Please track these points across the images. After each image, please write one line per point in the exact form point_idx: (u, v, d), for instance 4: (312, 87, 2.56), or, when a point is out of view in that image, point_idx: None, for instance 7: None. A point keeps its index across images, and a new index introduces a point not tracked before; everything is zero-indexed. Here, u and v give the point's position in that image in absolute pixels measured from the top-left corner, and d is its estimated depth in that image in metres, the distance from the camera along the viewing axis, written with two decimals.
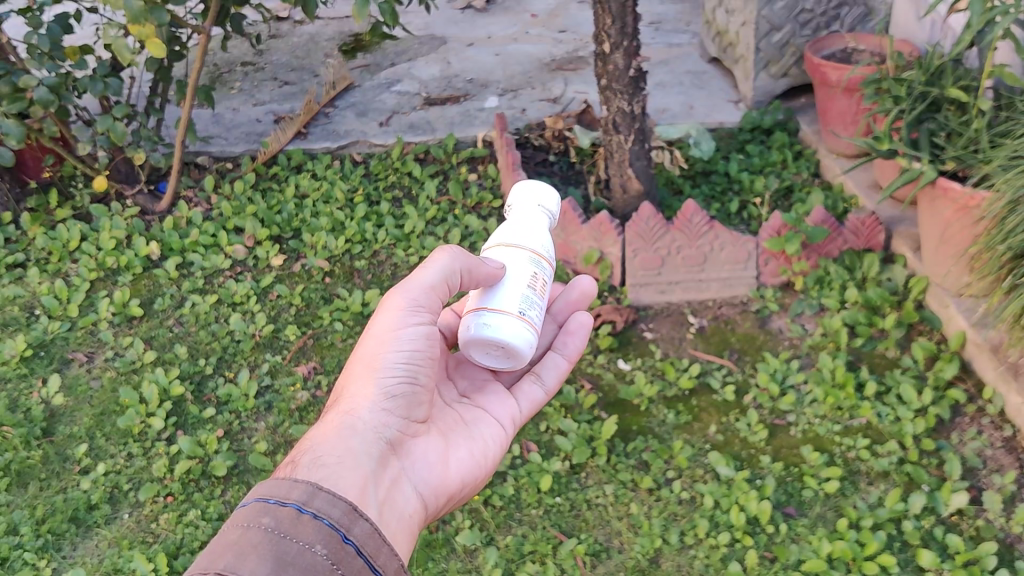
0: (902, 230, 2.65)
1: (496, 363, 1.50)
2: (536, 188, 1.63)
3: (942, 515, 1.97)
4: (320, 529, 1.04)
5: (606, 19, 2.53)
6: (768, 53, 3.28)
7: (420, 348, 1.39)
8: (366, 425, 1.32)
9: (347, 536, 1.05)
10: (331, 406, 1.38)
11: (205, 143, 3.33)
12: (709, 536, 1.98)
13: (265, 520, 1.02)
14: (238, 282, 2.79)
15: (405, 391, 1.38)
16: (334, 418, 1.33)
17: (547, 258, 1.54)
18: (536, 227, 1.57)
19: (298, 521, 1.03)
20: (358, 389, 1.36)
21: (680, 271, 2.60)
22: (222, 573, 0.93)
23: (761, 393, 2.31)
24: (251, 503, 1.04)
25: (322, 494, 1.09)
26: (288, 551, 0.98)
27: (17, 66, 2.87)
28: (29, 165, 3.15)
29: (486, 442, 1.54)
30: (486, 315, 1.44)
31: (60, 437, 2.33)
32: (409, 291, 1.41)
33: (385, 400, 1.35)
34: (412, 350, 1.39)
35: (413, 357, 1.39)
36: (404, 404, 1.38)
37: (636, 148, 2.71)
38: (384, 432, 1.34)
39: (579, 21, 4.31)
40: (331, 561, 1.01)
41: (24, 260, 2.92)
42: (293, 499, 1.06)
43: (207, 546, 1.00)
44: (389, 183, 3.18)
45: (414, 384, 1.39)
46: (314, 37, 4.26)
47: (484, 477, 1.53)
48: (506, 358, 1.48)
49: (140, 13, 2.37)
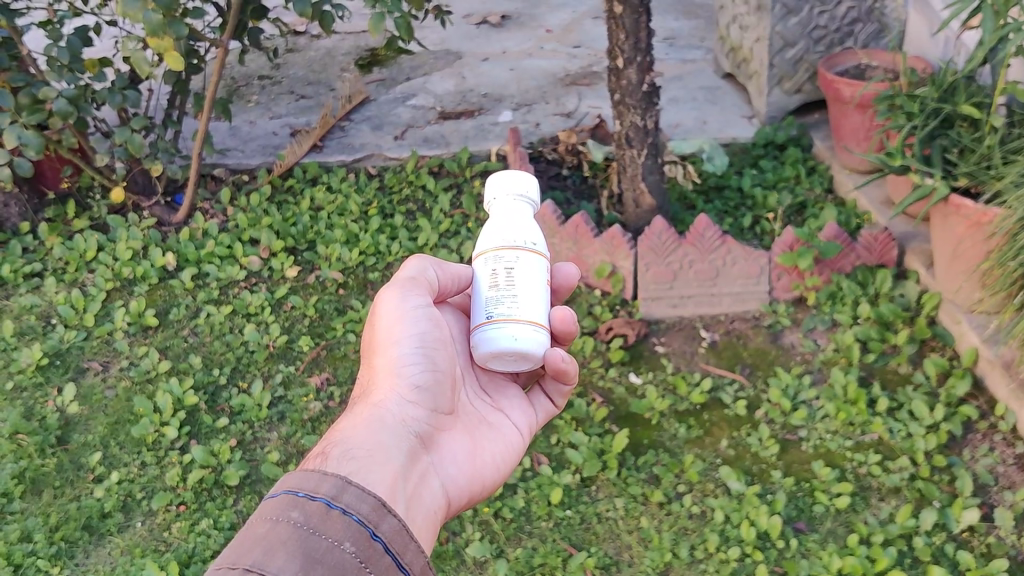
0: (915, 246, 2.65)
1: (521, 365, 1.52)
2: (498, 180, 1.59)
3: (954, 532, 1.97)
4: (349, 525, 1.05)
5: (620, 34, 2.55)
6: (782, 69, 3.29)
7: (434, 340, 1.45)
8: (392, 418, 1.36)
9: (376, 533, 1.06)
10: (357, 399, 1.41)
11: (221, 156, 3.37)
12: (719, 551, 1.98)
13: (295, 514, 1.03)
14: (253, 293, 2.81)
15: (429, 384, 1.42)
16: (363, 410, 1.36)
17: (534, 248, 1.50)
18: (511, 217, 1.53)
19: (328, 516, 1.04)
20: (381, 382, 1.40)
21: (692, 285, 2.60)
22: (251, 570, 0.94)
23: (772, 408, 2.31)
24: (281, 494, 1.06)
25: (352, 488, 1.10)
26: (317, 548, 1.00)
27: (37, 78, 2.90)
28: (48, 176, 3.18)
29: (510, 435, 1.59)
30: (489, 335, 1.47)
31: (75, 445, 2.35)
32: (406, 284, 1.47)
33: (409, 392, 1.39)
34: (429, 342, 1.44)
35: (432, 350, 1.44)
36: (431, 398, 1.42)
37: (649, 163, 2.72)
38: (411, 425, 1.38)
39: (594, 36, 4.33)
40: (359, 560, 1.02)
41: (40, 270, 2.95)
42: (323, 492, 1.07)
43: (236, 538, 1.01)
44: (404, 196, 3.20)
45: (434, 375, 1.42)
46: (331, 51, 4.29)
47: (509, 472, 1.58)
48: (522, 360, 1.49)
49: (159, 26, 2.39)
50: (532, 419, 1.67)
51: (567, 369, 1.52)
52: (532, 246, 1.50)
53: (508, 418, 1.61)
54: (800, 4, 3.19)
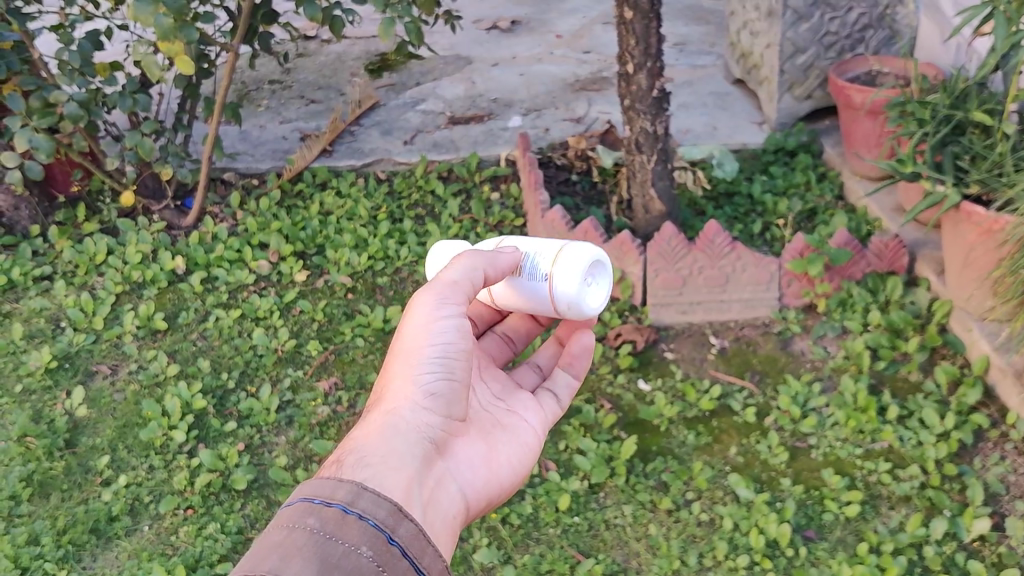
0: (925, 253, 2.64)
1: (599, 287, 1.69)
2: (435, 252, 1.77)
3: (965, 541, 1.95)
4: (366, 530, 1.04)
5: (630, 40, 2.55)
6: (792, 75, 3.28)
7: (459, 351, 1.41)
8: (407, 424, 1.35)
9: (392, 537, 1.06)
10: (371, 408, 1.40)
11: (231, 160, 3.37)
12: (728, 559, 1.97)
13: (311, 520, 1.03)
14: (262, 297, 2.81)
15: (445, 390, 1.40)
16: (377, 419, 1.36)
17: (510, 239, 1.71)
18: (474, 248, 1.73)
19: (343, 523, 1.04)
20: (397, 389, 1.38)
21: (701, 291, 2.60)
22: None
23: (782, 415, 2.30)
24: (296, 503, 1.06)
25: (366, 495, 1.10)
26: (334, 553, 0.99)
27: (48, 82, 2.91)
28: (59, 179, 3.19)
29: (525, 437, 1.60)
30: (582, 286, 1.62)
31: (83, 448, 2.35)
32: (443, 293, 1.44)
33: (425, 399, 1.38)
34: (452, 354, 1.41)
35: (454, 361, 1.41)
36: (446, 404, 1.41)
37: (658, 168, 2.71)
38: (426, 432, 1.37)
39: (604, 41, 4.33)
40: (376, 564, 1.01)
41: (51, 273, 2.96)
42: (339, 500, 1.07)
43: (253, 547, 1.01)
44: (413, 201, 3.20)
45: (452, 382, 1.41)
46: (341, 56, 4.30)
47: (526, 474, 1.58)
48: (596, 273, 1.67)
49: (169, 30, 2.39)
50: (545, 418, 1.69)
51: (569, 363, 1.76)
52: (504, 240, 1.71)
53: (523, 421, 1.62)
54: (810, 10, 3.18)
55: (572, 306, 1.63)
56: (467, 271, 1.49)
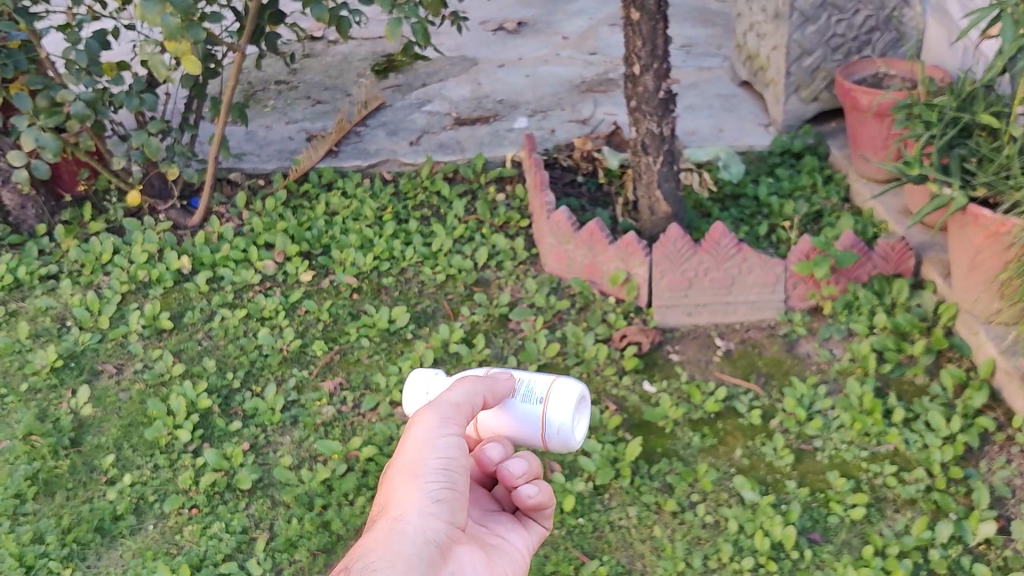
0: (932, 256, 2.63)
1: (582, 419, 1.60)
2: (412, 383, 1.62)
3: (970, 544, 1.95)
4: None
5: (637, 41, 2.54)
6: (799, 77, 3.28)
7: (461, 464, 1.35)
8: (414, 530, 1.27)
9: None
10: (372, 523, 1.32)
11: (238, 160, 3.38)
12: (733, 561, 1.97)
13: None
14: (268, 297, 2.81)
15: (449, 500, 1.33)
16: (380, 530, 1.27)
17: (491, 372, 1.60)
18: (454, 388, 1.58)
19: None
20: (401, 497, 1.30)
21: (707, 293, 2.59)
22: None
23: (787, 417, 2.30)
24: None
25: None
26: None
27: (55, 81, 2.91)
28: (65, 179, 3.21)
29: (515, 555, 1.51)
30: (572, 420, 1.55)
31: (88, 447, 2.36)
32: (446, 411, 1.39)
33: (432, 506, 1.30)
34: (454, 467, 1.34)
35: (456, 471, 1.34)
36: (452, 512, 1.33)
37: (664, 170, 2.71)
38: (433, 539, 1.28)
39: (610, 43, 4.33)
40: None
41: (56, 272, 2.97)
42: None
43: None
44: (419, 202, 3.20)
45: (456, 490, 1.34)
46: (347, 57, 4.30)
47: None
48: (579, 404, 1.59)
49: (177, 30, 2.40)
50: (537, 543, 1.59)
51: (543, 502, 1.52)
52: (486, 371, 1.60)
53: (508, 542, 1.53)
54: (817, 12, 3.18)
55: (562, 441, 1.55)
56: (467, 392, 1.45)
